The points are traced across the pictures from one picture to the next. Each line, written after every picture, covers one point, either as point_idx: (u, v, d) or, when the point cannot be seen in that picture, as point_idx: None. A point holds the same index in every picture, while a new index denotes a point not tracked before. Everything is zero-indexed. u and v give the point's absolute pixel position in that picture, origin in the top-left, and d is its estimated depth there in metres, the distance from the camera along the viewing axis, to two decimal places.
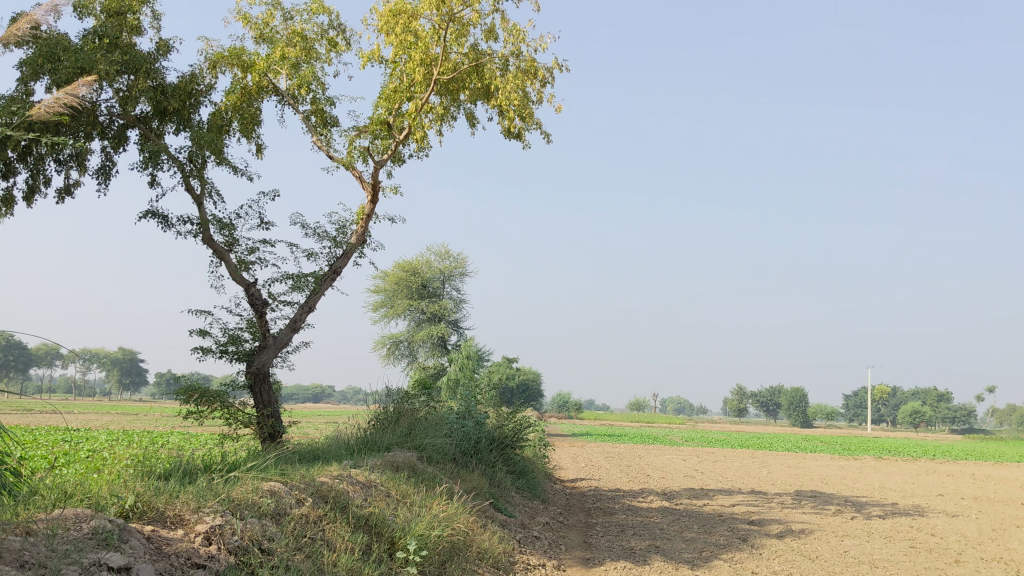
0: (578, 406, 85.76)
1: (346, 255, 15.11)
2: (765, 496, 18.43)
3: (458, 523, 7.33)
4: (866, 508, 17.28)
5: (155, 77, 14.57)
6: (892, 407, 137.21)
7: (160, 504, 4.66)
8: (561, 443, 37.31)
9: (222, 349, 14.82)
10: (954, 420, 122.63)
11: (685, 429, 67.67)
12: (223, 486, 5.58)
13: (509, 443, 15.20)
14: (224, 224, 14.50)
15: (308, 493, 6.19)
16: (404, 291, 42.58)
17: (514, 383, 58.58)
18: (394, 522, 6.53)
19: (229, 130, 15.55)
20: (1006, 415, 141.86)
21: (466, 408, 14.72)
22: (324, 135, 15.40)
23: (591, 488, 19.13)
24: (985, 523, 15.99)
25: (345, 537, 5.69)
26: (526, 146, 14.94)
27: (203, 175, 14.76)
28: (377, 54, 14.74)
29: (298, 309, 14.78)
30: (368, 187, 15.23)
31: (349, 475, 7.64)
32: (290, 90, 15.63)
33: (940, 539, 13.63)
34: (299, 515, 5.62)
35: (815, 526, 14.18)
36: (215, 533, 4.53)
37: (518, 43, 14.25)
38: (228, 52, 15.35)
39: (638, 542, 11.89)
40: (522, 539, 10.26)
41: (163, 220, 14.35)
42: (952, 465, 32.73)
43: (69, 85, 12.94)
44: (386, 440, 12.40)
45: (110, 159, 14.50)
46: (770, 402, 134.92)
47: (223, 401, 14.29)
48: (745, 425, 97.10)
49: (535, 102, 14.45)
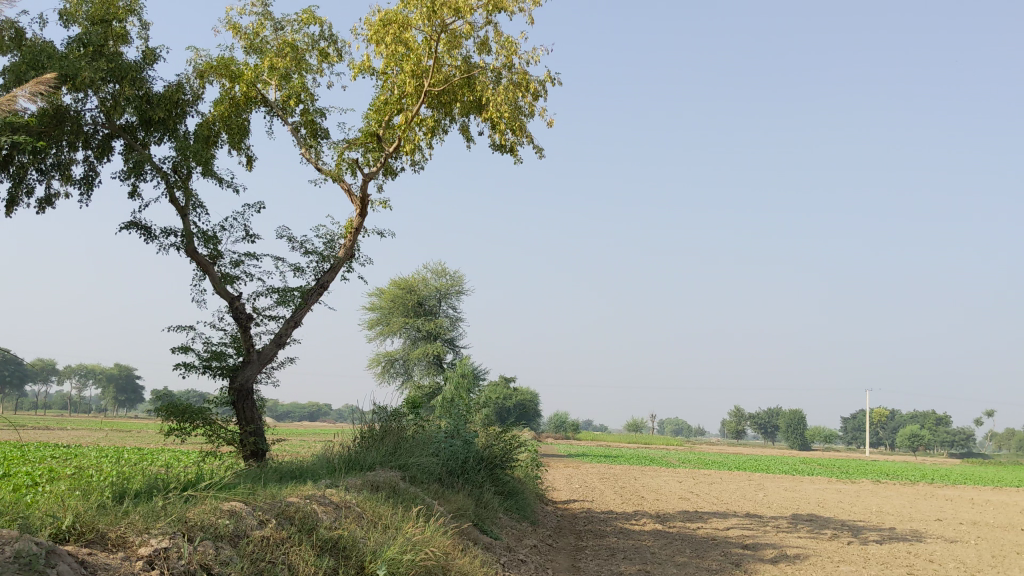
0: (576, 426, 85.25)
1: (333, 269, 14.81)
2: (761, 520, 18.10)
3: (433, 547, 7.02)
4: (862, 533, 16.95)
5: (141, 86, 14.33)
6: (889, 430, 136.62)
7: (101, 525, 4.36)
8: (555, 463, 37.00)
9: (205, 365, 14.50)
10: (954, 445, 122.00)
11: (682, 451, 67.24)
12: (179, 506, 5.27)
13: (498, 463, 14.87)
14: (208, 236, 14.21)
15: (272, 514, 5.87)
16: (400, 309, 42.26)
17: (510, 403, 58.26)
18: (365, 545, 6.21)
19: (217, 141, 15.28)
20: (1005, 441, 141.34)
21: (454, 427, 14.39)
22: (313, 147, 15.12)
23: (583, 509, 18.79)
24: (984, 549, 15.63)
25: (308, 560, 5.36)
26: (518, 160, 14.66)
27: (188, 186, 14.48)
28: (369, 66, 14.50)
29: (283, 323, 14.46)
30: (357, 201, 14.96)
31: (323, 495, 7.32)
32: (279, 101, 15.40)
33: (938, 566, 13.29)
34: (259, 538, 5.29)
35: (811, 551, 13.85)
36: (159, 556, 4.22)
37: (511, 56, 13.99)
38: (217, 62, 15.11)
39: (628, 566, 11.54)
40: (507, 563, 9.96)
41: (146, 231, 14.07)
42: (952, 490, 32.35)
43: (35, 82, 12.52)
44: (370, 458, 12.07)
45: (94, 169, 14.25)
46: (767, 425, 134.53)
47: (205, 418, 13.98)
48: (742, 447, 96.80)
49: (527, 116, 14.18)
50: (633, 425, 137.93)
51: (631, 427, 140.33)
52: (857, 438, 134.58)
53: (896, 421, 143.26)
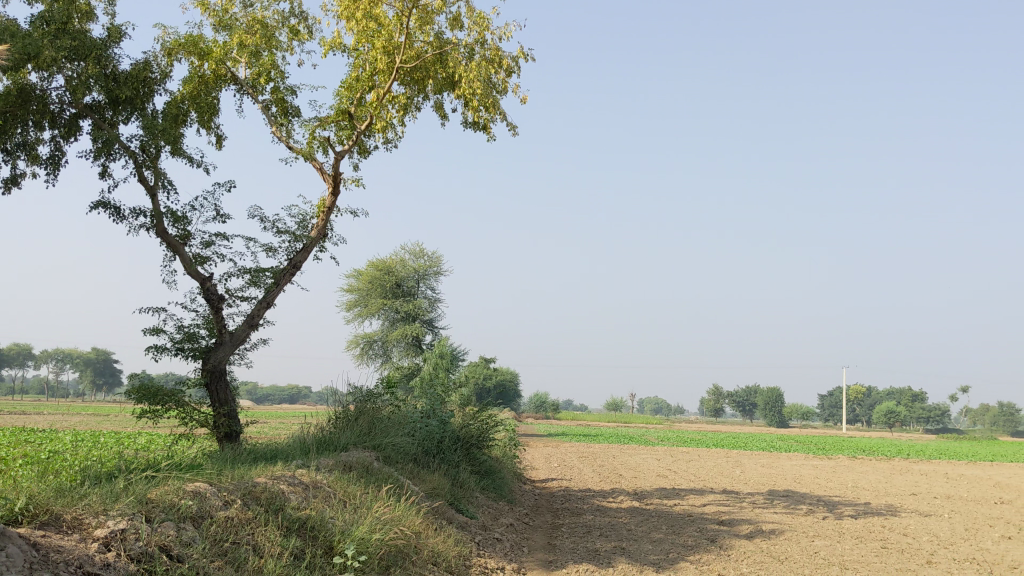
0: (555, 406, 85.36)
1: (306, 249, 14.66)
2: (737, 496, 18.18)
3: (404, 526, 6.98)
4: (838, 508, 17.07)
5: (107, 64, 14.08)
6: (866, 407, 137.94)
7: (56, 508, 4.30)
8: (532, 443, 37.04)
9: (177, 347, 14.35)
10: (929, 421, 123.25)
11: (661, 429, 67.60)
12: (141, 487, 5.18)
13: (474, 442, 14.80)
14: (178, 216, 14.03)
15: (238, 495, 5.77)
16: (378, 290, 41.96)
17: (489, 383, 58.36)
18: (334, 524, 6.15)
19: (187, 120, 15.04)
20: (979, 416, 143.01)
21: (430, 407, 14.29)
22: (284, 126, 14.93)
23: (561, 488, 18.83)
24: (958, 522, 15.78)
25: (275, 541, 5.29)
26: (492, 137, 14.53)
27: (157, 165, 14.27)
28: (340, 43, 14.32)
29: (255, 304, 14.32)
30: (329, 179, 14.80)
31: (293, 475, 7.22)
32: (249, 79, 15.19)
33: (912, 539, 13.38)
34: (224, 519, 5.20)
35: (786, 526, 13.91)
36: (116, 538, 4.18)
37: (483, 31, 13.85)
38: (185, 40, 14.85)
39: (604, 543, 11.53)
40: (482, 542, 9.92)
41: (115, 211, 13.87)
42: (927, 465, 32.64)
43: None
44: (344, 439, 11.97)
45: (60, 149, 14.01)
46: (746, 402, 135.52)
47: (177, 400, 13.79)
48: (720, 425, 97.41)
49: (500, 92, 14.06)
50: (613, 404, 138.36)
51: (610, 407, 140.79)
52: (834, 414, 135.63)
53: (872, 397, 144.40)
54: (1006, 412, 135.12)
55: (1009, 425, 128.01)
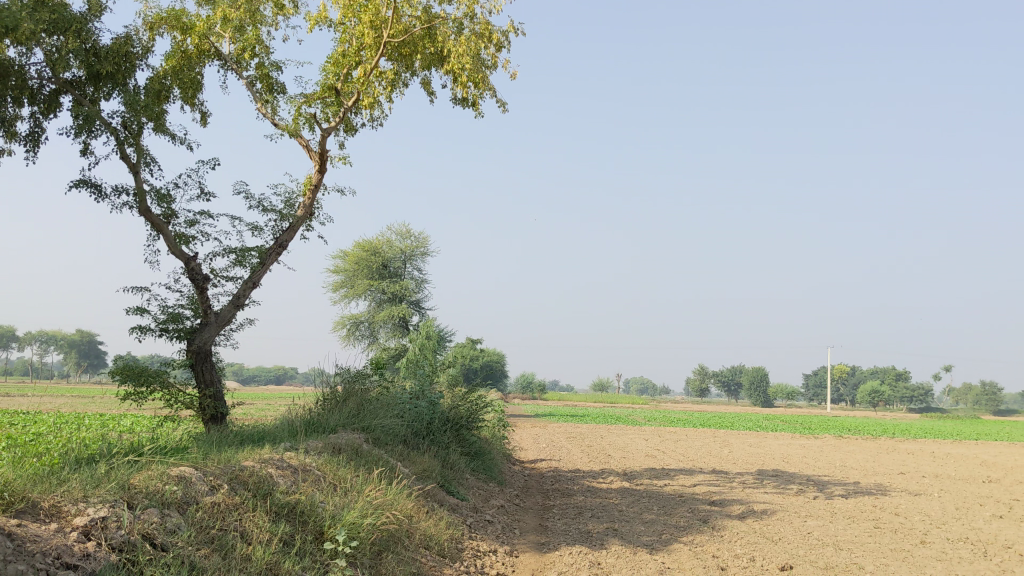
0: (542, 386, 85.35)
1: (292, 228, 14.42)
2: (727, 476, 18.12)
3: (396, 510, 6.81)
4: (828, 487, 17.02)
5: (88, 38, 13.74)
6: (850, 387, 138.70)
7: (33, 495, 4.11)
8: (520, 423, 37.01)
9: (162, 328, 14.11)
10: (912, 400, 123.99)
11: (648, 409, 67.71)
12: (124, 472, 4.99)
13: (464, 423, 14.64)
14: (162, 195, 13.76)
15: (224, 479, 5.58)
16: (365, 271, 41.65)
17: (476, 365, 58.32)
18: (325, 509, 5.98)
19: (169, 97, 14.73)
20: (961, 395, 144.00)
21: (419, 388, 14.11)
22: (269, 102, 14.65)
23: (550, 468, 18.72)
24: (948, 501, 15.75)
25: (263, 527, 5.11)
26: (481, 114, 14.29)
27: (139, 142, 13.98)
28: (326, 17, 14.03)
29: (241, 284, 14.08)
30: (315, 156, 14.53)
31: (281, 458, 7.02)
32: (233, 54, 14.89)
33: (904, 519, 13.32)
34: (210, 505, 5.01)
35: (778, 506, 13.81)
36: (96, 527, 3.99)
37: (472, 5, 13.58)
38: (167, 14, 14.52)
39: (596, 525, 11.37)
40: (474, 524, 9.77)
41: (96, 189, 13.58)
42: (913, 444, 32.71)
43: None
44: (332, 421, 11.78)
45: (40, 125, 13.70)
46: (732, 383, 135.83)
47: (162, 382, 13.54)
48: (705, 404, 97.67)
49: (490, 67, 13.81)
50: (599, 384, 138.66)
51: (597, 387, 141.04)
52: (819, 394, 136.30)
53: (856, 376, 144.99)
54: (989, 391, 136.05)
55: (991, 404, 129.05)
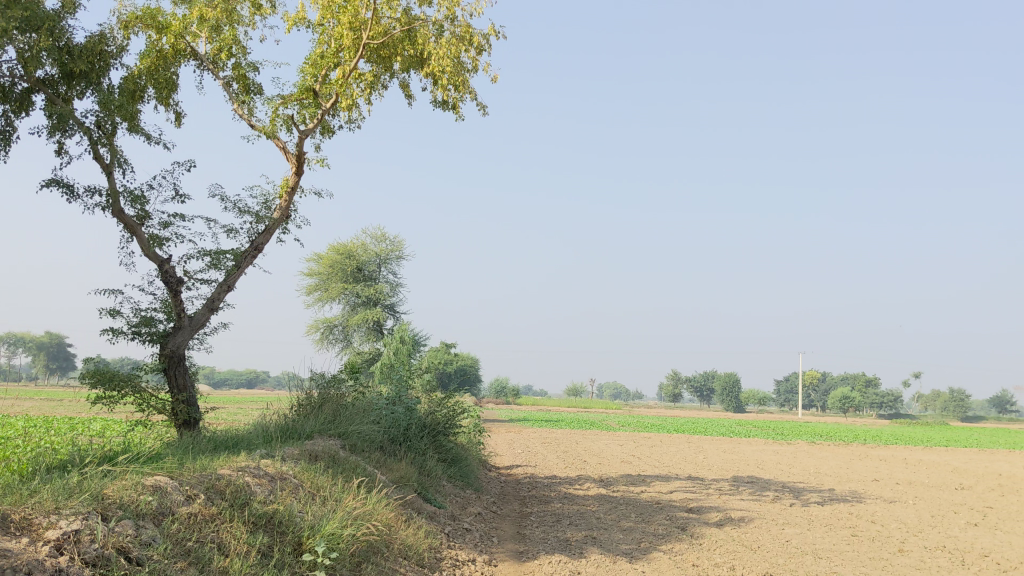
0: (516, 391, 85.24)
1: (268, 230, 14.23)
2: (703, 482, 18.07)
3: (375, 520, 6.69)
4: (804, 494, 17.03)
5: (61, 36, 13.48)
6: (820, 393, 139.67)
7: (3, 508, 3.96)
8: (495, 428, 36.83)
9: (134, 331, 13.87)
10: (882, 407, 124.99)
11: (622, 415, 67.77)
12: (96, 481, 4.82)
13: (441, 429, 14.49)
14: (136, 196, 13.54)
15: (200, 489, 5.43)
16: (339, 274, 41.37)
17: (450, 369, 58.16)
18: (303, 519, 5.84)
19: (144, 97, 14.51)
20: (930, 401, 145.50)
21: (396, 394, 13.95)
22: (246, 103, 14.46)
23: (527, 474, 18.60)
24: (923, 509, 15.80)
25: (241, 539, 4.97)
26: (461, 117, 14.18)
27: (113, 142, 13.75)
28: (304, 18, 13.88)
29: (216, 288, 13.88)
30: (293, 158, 14.37)
31: (257, 466, 6.87)
32: (209, 55, 14.70)
33: (881, 527, 13.34)
34: (186, 516, 4.86)
35: (755, 514, 13.78)
36: (69, 541, 3.84)
37: (453, 7, 13.48)
38: (142, 13, 14.31)
39: (574, 532, 11.27)
40: (451, 532, 9.66)
41: (69, 189, 13.33)
42: (884, 451, 32.88)
43: None
44: (308, 427, 11.60)
45: (12, 124, 13.44)
46: (704, 388, 136.54)
47: (134, 386, 13.26)
48: (678, 410, 97.99)
49: (470, 71, 13.71)
50: (573, 389, 138.77)
51: (570, 391, 141.17)
52: (790, 400, 137.16)
53: (828, 382, 145.90)
54: (958, 397, 137.37)
55: (959, 411, 130.38)
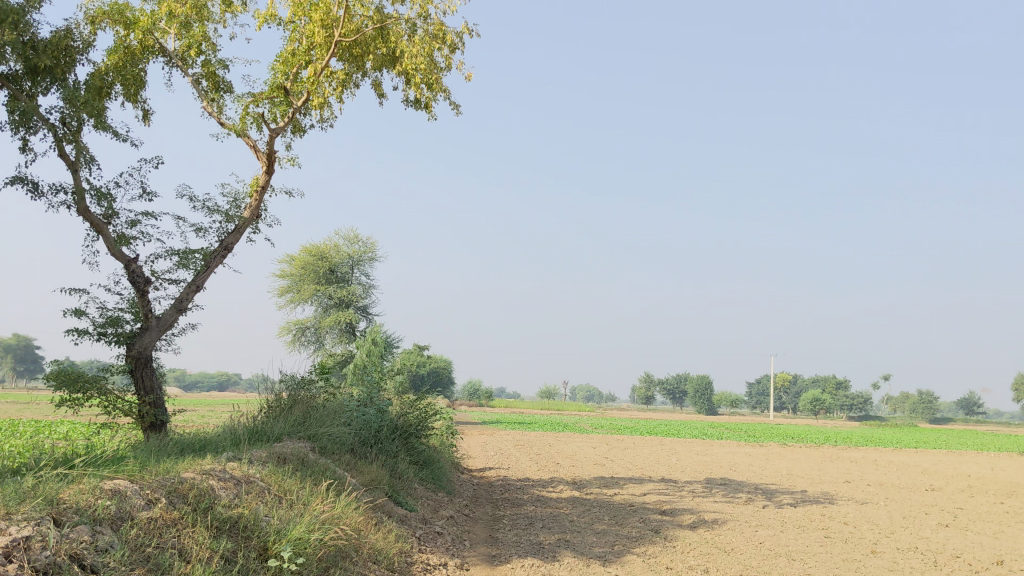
0: (488, 393, 84.95)
1: (238, 230, 14.02)
2: (676, 484, 18.02)
3: (344, 524, 6.54)
4: (777, 496, 17.01)
5: (25, 31, 13.22)
6: (792, 395, 140.56)
7: None
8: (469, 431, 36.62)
9: (100, 332, 13.62)
10: (852, 408, 126.02)
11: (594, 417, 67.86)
12: (52, 486, 4.65)
13: (413, 431, 14.34)
14: (102, 194, 13.29)
15: (162, 492, 5.27)
16: (311, 276, 40.97)
17: (423, 372, 57.95)
18: (269, 523, 5.69)
19: (111, 93, 14.28)
20: (899, 403, 146.92)
21: (368, 395, 13.79)
22: (215, 101, 14.25)
23: (500, 477, 18.47)
24: (895, 510, 15.83)
25: (203, 544, 4.81)
26: (434, 116, 14.04)
27: (78, 139, 13.47)
28: (274, 15, 13.71)
29: (184, 287, 13.66)
30: (263, 157, 14.17)
31: (223, 469, 6.70)
32: (178, 51, 14.47)
33: (853, 528, 13.32)
34: (146, 521, 4.70)
35: (728, 516, 13.73)
36: (19, 548, 3.68)
37: (426, 5, 13.33)
38: (110, 8, 14.08)
39: (547, 535, 11.16)
40: (423, 536, 9.53)
41: (33, 187, 13.07)
42: (854, 452, 33.10)
43: None
44: (277, 430, 11.40)
45: None
46: (676, 390, 137.08)
47: (100, 388, 12.99)
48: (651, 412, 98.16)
49: (443, 69, 13.58)
50: (547, 391, 138.90)
51: (544, 393, 141.13)
52: (762, 403, 138.02)
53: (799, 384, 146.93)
54: (926, 399, 138.73)
55: (928, 412, 131.71)
